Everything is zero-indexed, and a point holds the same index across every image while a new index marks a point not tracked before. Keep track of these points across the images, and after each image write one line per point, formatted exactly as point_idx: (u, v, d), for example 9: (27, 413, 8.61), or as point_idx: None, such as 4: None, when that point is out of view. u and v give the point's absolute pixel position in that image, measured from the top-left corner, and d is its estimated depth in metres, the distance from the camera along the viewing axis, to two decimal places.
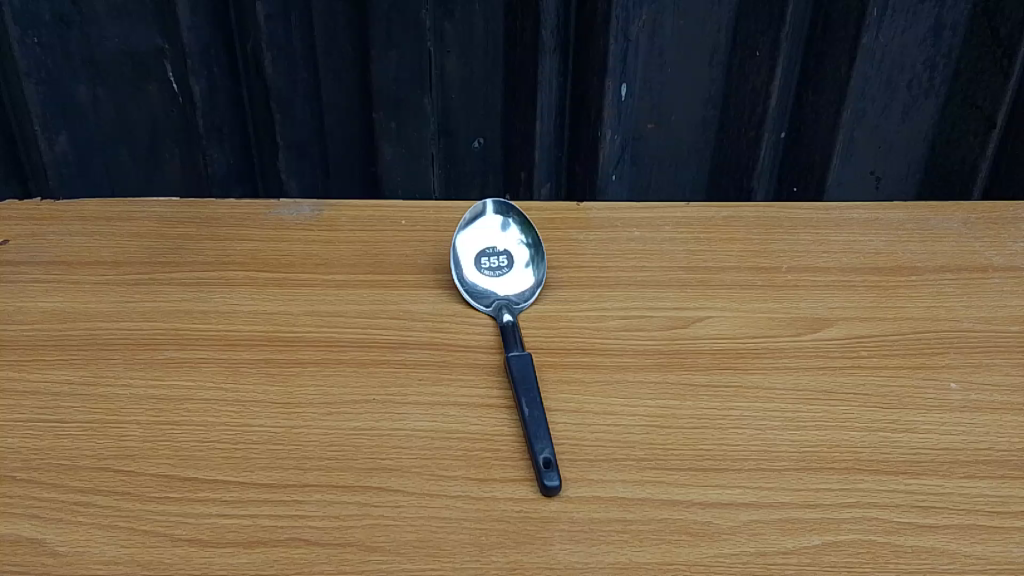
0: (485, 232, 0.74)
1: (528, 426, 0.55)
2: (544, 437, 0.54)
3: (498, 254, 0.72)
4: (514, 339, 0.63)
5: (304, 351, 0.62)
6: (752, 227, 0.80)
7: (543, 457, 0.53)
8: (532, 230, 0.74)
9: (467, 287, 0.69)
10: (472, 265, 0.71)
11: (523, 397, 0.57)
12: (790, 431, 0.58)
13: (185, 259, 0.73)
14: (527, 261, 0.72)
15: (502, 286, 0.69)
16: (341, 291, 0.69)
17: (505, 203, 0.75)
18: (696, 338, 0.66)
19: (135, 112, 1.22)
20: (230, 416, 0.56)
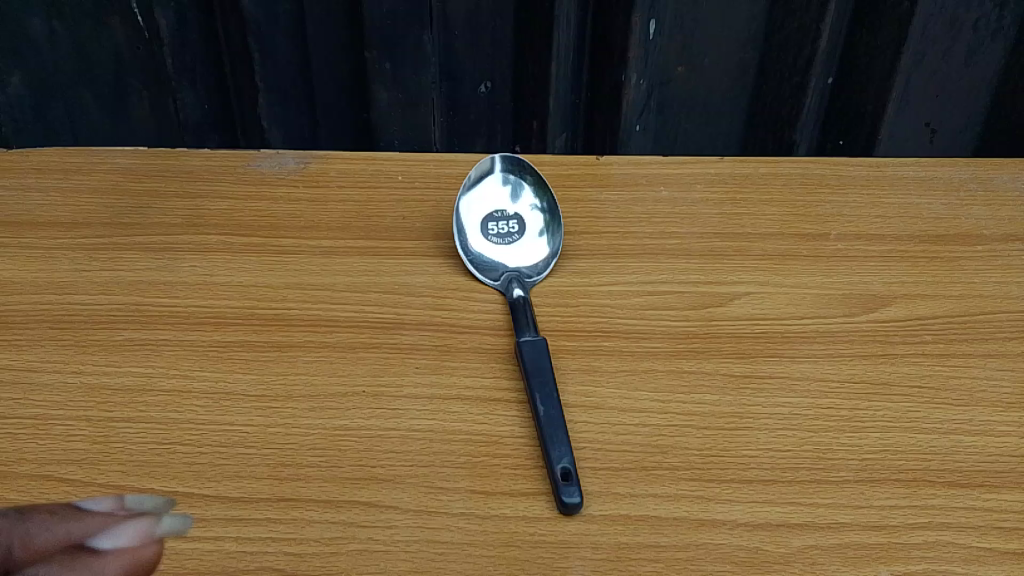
0: (492, 193, 0.65)
1: (543, 429, 0.47)
2: (562, 442, 0.46)
3: (507, 219, 0.63)
4: (526, 319, 0.55)
5: (283, 332, 0.54)
6: (795, 186, 0.71)
7: (561, 467, 0.45)
8: (547, 190, 0.65)
9: (471, 256, 0.60)
10: (478, 231, 0.62)
11: (537, 391, 0.49)
12: (846, 434, 0.50)
13: (150, 220, 0.64)
14: (541, 227, 0.63)
15: (513, 257, 0.61)
16: (328, 259, 0.60)
17: (516, 158, 0.65)
18: (735, 319, 0.57)
19: (97, 48, 1.11)
20: (195, 412, 0.48)
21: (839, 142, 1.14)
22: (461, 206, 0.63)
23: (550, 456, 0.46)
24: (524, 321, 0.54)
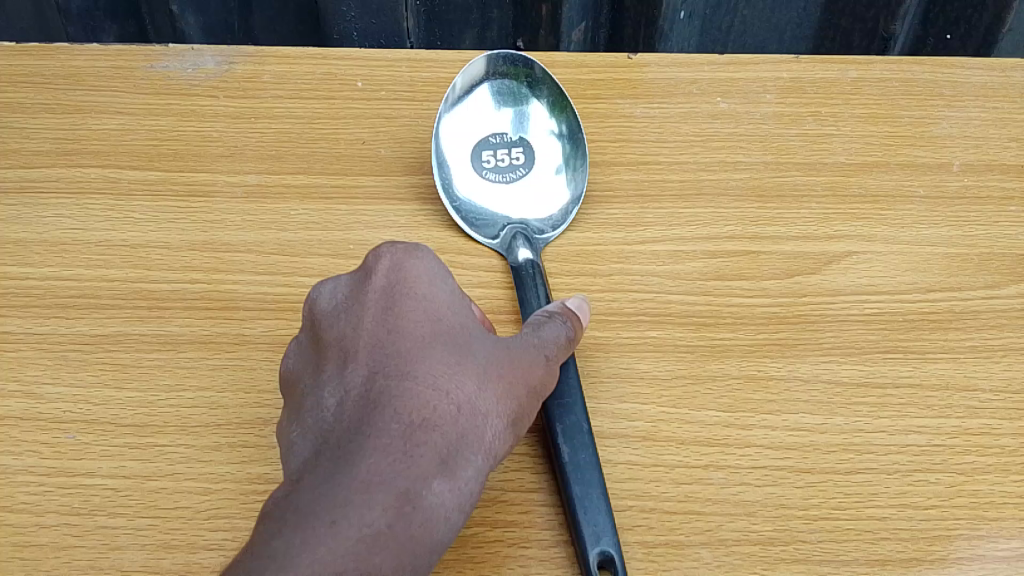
0: (490, 109, 0.46)
1: (567, 485, 0.31)
2: (598, 510, 0.30)
3: (511, 146, 0.45)
4: (538, 298, 0.38)
5: (183, 320, 0.37)
6: (895, 97, 0.52)
7: (599, 552, 0.29)
8: (567, 105, 0.46)
9: (458, 202, 0.43)
10: (471, 164, 0.44)
11: (559, 421, 0.32)
12: (1014, 478, 0.34)
13: (6, 147, 0.46)
14: (561, 159, 0.45)
15: (519, 204, 0.44)
16: (254, 205, 0.42)
17: (522, 58, 0.46)
18: (834, 294, 0.40)
19: None
20: (38, 454, 0.32)
21: (947, 36, 0.65)
22: (444, 128, 0.45)
23: (586, 531, 0.30)
24: (536, 302, 0.37)
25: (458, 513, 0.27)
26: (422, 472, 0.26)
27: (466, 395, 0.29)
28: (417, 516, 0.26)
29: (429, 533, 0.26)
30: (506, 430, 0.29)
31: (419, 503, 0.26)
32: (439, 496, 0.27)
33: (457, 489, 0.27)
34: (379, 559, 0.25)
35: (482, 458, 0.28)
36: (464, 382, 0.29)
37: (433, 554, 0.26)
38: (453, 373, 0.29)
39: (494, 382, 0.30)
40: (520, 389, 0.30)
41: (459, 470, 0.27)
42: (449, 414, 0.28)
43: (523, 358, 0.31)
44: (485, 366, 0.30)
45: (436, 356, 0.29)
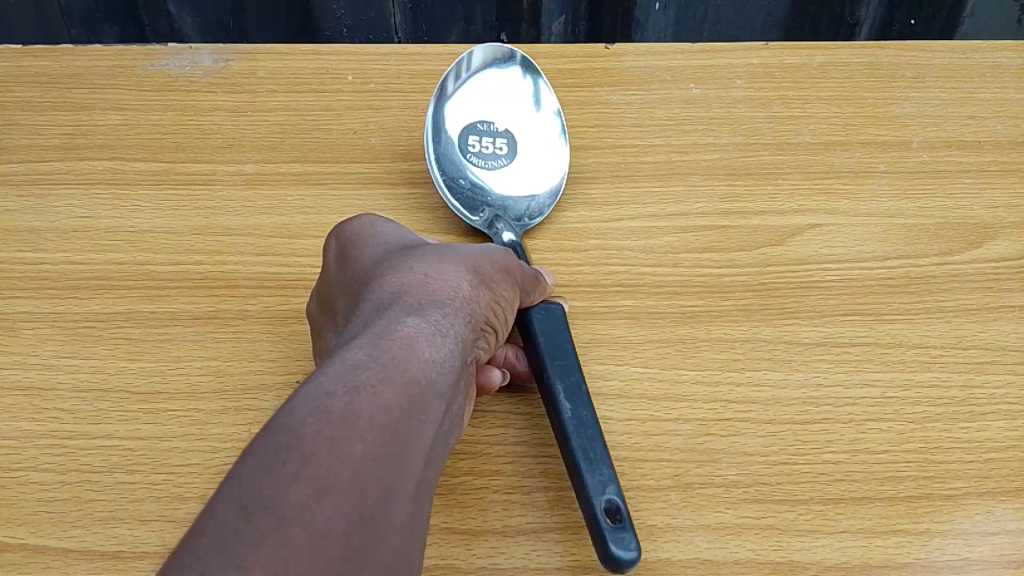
0: (481, 98, 0.48)
1: (569, 441, 0.32)
2: (600, 463, 0.31)
3: (499, 130, 0.47)
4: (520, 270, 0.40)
5: (191, 298, 0.39)
6: (860, 80, 0.55)
7: (606, 501, 0.30)
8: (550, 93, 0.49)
9: (447, 180, 0.45)
10: (460, 143, 0.46)
11: (558, 381, 0.33)
12: (961, 425, 0.36)
13: (15, 143, 0.48)
14: (548, 142, 0.48)
15: (508, 184, 0.45)
16: (253, 192, 0.45)
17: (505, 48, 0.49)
18: (797, 262, 0.43)
19: None
20: (58, 421, 0.34)
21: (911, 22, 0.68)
22: (440, 111, 0.47)
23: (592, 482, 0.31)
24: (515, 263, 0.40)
25: (441, 344, 0.27)
26: (393, 316, 0.27)
27: (418, 267, 0.31)
28: (395, 340, 0.26)
29: (413, 351, 0.26)
30: (472, 291, 0.31)
31: (395, 331, 0.26)
32: (415, 328, 0.27)
33: (434, 323, 0.28)
34: (365, 371, 0.24)
35: (454, 308, 0.29)
36: (417, 264, 0.31)
37: (426, 378, 0.26)
38: (410, 262, 0.31)
39: (449, 258, 0.32)
40: (479, 263, 0.32)
41: (431, 312, 0.28)
42: (415, 283, 0.30)
43: (473, 249, 0.33)
44: (437, 251, 0.32)
45: (390, 262, 0.32)
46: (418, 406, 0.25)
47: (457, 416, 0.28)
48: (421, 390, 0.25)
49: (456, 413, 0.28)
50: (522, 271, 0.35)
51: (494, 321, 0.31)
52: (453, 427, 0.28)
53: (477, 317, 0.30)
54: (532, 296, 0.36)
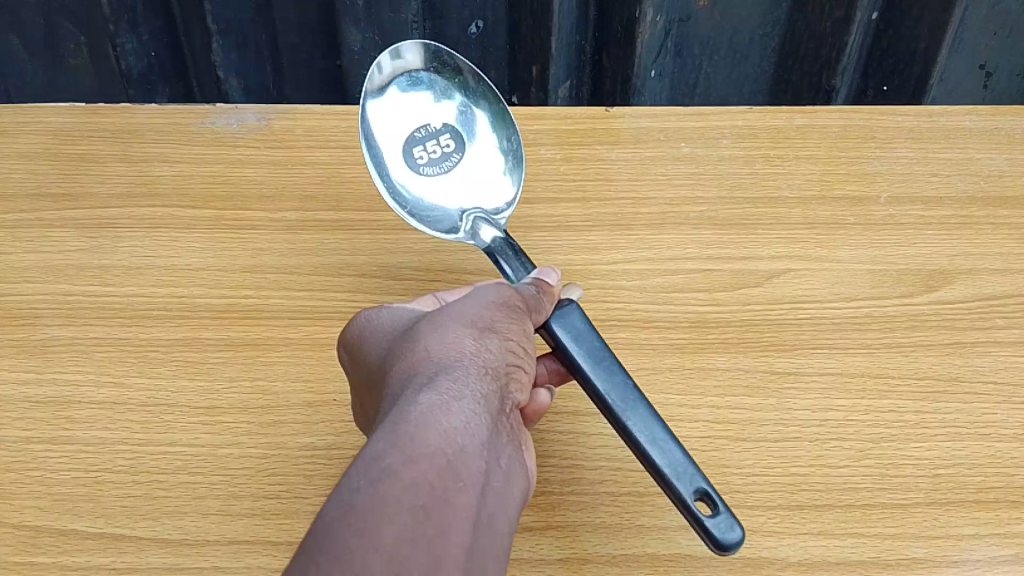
0: (405, 109, 0.52)
1: (639, 444, 0.35)
2: (673, 454, 0.34)
3: (435, 135, 0.52)
4: (511, 265, 0.44)
5: (242, 326, 0.45)
6: (835, 141, 0.61)
7: (696, 490, 0.33)
8: (467, 71, 0.53)
9: (415, 206, 0.50)
10: (409, 165, 0.51)
11: (609, 389, 0.36)
12: (914, 445, 0.41)
13: (85, 190, 0.55)
14: (482, 132, 0.53)
15: (466, 186, 0.51)
16: (294, 236, 0.51)
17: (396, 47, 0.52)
18: (772, 302, 0.48)
19: None
20: (129, 429, 0.40)
21: (884, 88, 0.74)
22: (377, 145, 0.50)
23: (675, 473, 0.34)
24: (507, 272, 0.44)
25: (459, 409, 0.29)
26: (406, 397, 0.29)
27: (423, 342, 0.32)
28: (410, 419, 0.27)
29: (430, 424, 0.27)
30: (479, 346, 0.32)
31: (409, 410, 0.28)
32: (431, 401, 0.28)
33: (445, 391, 0.29)
34: (387, 457, 0.26)
35: (466, 370, 0.31)
36: (423, 337, 0.33)
37: (451, 445, 0.27)
38: (416, 338, 0.33)
39: (448, 320, 0.33)
40: (479, 319, 0.33)
41: (441, 381, 0.30)
42: (423, 360, 0.31)
43: (467, 300, 0.35)
44: (439, 317, 0.34)
45: (401, 340, 0.34)
46: (449, 476, 0.26)
47: (501, 468, 0.29)
48: (444, 460, 0.27)
49: (497, 467, 0.29)
50: (517, 301, 0.36)
51: (511, 365, 0.33)
52: (499, 481, 0.29)
53: (492, 369, 0.32)
54: (543, 310, 0.38)
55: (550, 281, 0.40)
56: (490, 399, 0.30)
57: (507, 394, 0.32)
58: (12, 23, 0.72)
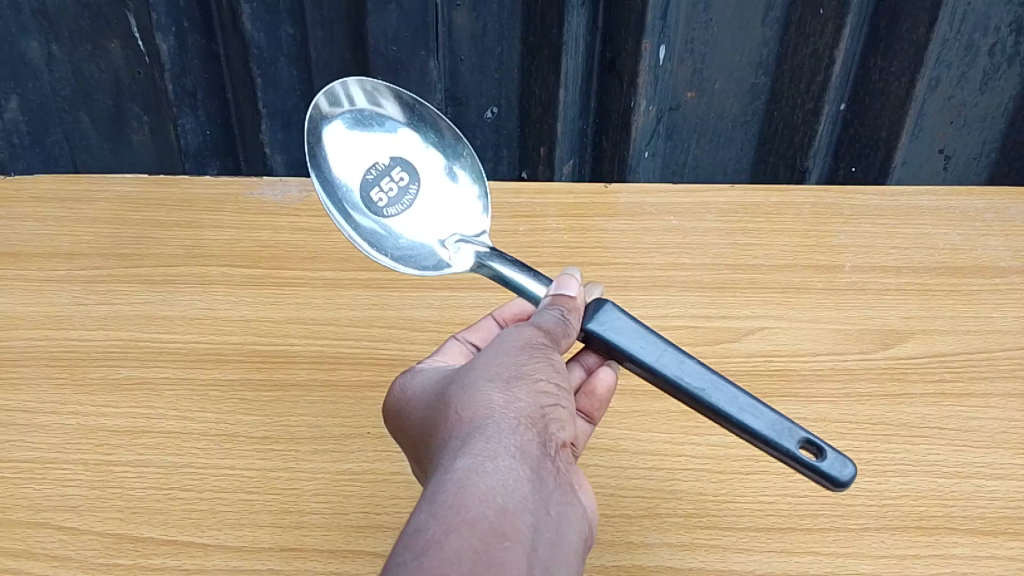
0: (352, 153, 0.58)
1: (737, 415, 0.40)
2: (764, 415, 0.40)
3: (387, 173, 0.58)
4: (512, 271, 0.50)
5: (288, 370, 0.52)
6: (807, 216, 0.70)
7: (800, 437, 0.39)
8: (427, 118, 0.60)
9: (393, 244, 0.55)
10: (375, 208, 0.56)
11: (687, 378, 0.42)
12: (867, 479, 0.48)
13: (149, 251, 0.63)
14: (425, 158, 0.60)
15: (430, 213, 0.58)
16: (332, 292, 0.59)
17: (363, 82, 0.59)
18: (747, 355, 0.56)
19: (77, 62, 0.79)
20: (194, 455, 0.47)
21: (853, 169, 0.84)
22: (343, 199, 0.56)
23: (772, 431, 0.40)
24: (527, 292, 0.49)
25: (495, 471, 0.31)
26: (445, 469, 0.31)
27: (458, 415, 0.35)
28: (449, 489, 0.30)
29: (467, 489, 0.30)
30: (505, 406, 0.35)
31: (448, 481, 0.30)
32: (466, 467, 0.31)
33: (479, 457, 0.31)
34: (429, 526, 0.28)
35: (498, 433, 0.33)
36: (456, 411, 0.35)
37: (491, 506, 0.29)
38: (452, 412, 0.36)
39: (473, 388, 0.36)
40: (503, 380, 0.36)
41: (475, 448, 0.32)
42: (458, 432, 0.34)
43: (491, 362, 0.38)
44: (469, 386, 0.37)
45: (439, 415, 0.37)
46: (493, 534, 0.28)
47: (547, 518, 0.31)
48: (485, 520, 0.29)
49: (544, 516, 0.31)
50: (536, 349, 0.39)
51: (541, 416, 0.35)
52: (548, 528, 0.31)
53: (522, 423, 0.34)
54: (568, 334, 0.43)
55: (569, 291, 0.45)
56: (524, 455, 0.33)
57: (543, 444, 0.34)
58: (84, 104, 0.82)
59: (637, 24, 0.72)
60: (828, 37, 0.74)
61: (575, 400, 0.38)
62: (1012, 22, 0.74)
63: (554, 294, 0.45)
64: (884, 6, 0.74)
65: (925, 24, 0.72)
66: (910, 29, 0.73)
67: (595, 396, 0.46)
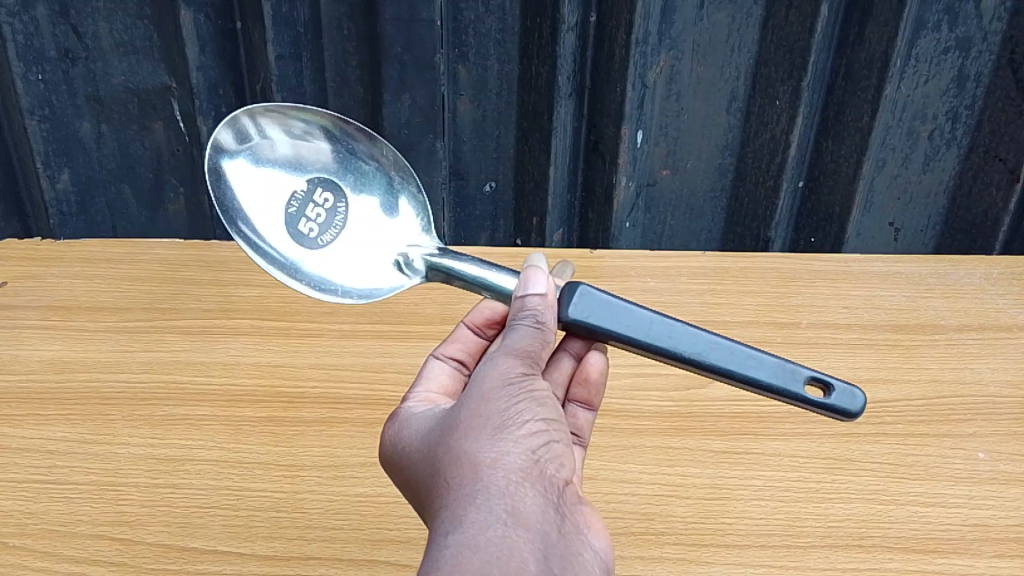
0: (268, 193, 0.61)
1: (741, 373, 0.47)
2: (761, 365, 0.47)
3: (310, 202, 0.61)
4: (467, 268, 0.55)
5: (309, 409, 0.60)
6: (770, 279, 0.78)
7: (802, 375, 0.47)
8: (358, 138, 0.64)
9: (337, 275, 0.59)
10: (313, 240, 0.60)
11: (683, 349, 0.48)
12: (814, 504, 0.55)
13: (185, 305, 0.71)
14: (339, 178, 0.63)
15: (364, 233, 0.61)
16: (347, 341, 0.67)
17: (289, 111, 0.63)
18: (714, 399, 0.63)
19: (124, 141, 0.89)
20: (229, 479, 0.54)
21: (812, 240, 0.95)
22: (281, 242, 0.59)
23: (779, 378, 0.47)
24: (492, 288, 0.53)
25: (488, 544, 0.35)
26: (442, 542, 0.35)
27: (452, 477, 0.39)
28: (447, 567, 0.34)
29: (464, 566, 0.33)
30: (492, 467, 0.38)
31: (445, 559, 0.34)
32: (461, 542, 0.35)
33: (473, 529, 0.35)
34: None
35: (489, 499, 0.37)
36: (452, 472, 0.39)
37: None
38: (448, 470, 0.39)
39: (462, 453, 0.39)
40: (489, 435, 0.40)
41: (469, 519, 0.36)
42: (455, 497, 0.38)
43: (478, 411, 0.41)
44: (461, 443, 0.40)
45: (438, 469, 0.40)
46: None
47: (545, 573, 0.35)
48: None
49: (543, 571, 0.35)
50: (514, 390, 0.42)
51: (528, 469, 0.39)
52: None
53: (511, 483, 0.38)
54: (541, 345, 0.46)
55: (539, 288, 0.48)
56: (514, 518, 0.36)
57: (536, 497, 0.38)
58: (126, 176, 0.91)
59: (619, 112, 0.83)
60: (783, 125, 0.85)
61: (561, 436, 0.41)
62: (948, 112, 0.85)
63: (525, 294, 0.48)
64: (832, 100, 0.86)
65: (868, 114, 0.84)
66: (856, 118, 0.85)
67: (592, 384, 0.54)
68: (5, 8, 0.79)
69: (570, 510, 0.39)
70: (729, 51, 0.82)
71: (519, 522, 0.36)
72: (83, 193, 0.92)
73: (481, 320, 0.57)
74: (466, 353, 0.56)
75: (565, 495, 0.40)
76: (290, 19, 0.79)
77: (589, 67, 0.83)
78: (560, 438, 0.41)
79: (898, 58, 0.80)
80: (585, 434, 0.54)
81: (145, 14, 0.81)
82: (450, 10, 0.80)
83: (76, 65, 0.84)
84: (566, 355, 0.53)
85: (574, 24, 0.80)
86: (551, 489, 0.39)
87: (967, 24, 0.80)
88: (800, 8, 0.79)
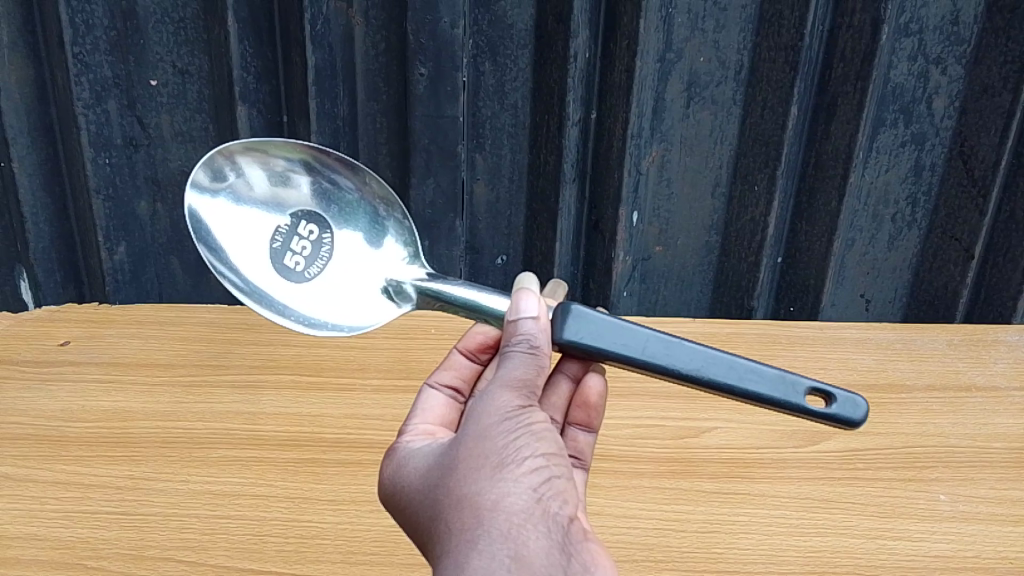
0: (252, 228, 0.67)
1: (743, 387, 0.53)
2: (760, 379, 0.53)
3: (296, 236, 0.68)
4: (460, 291, 0.61)
5: (347, 452, 0.68)
6: (754, 343, 0.87)
7: (800, 386, 0.53)
8: (340, 172, 0.71)
9: (320, 303, 0.65)
10: (298, 272, 0.66)
11: (683, 366, 0.53)
12: (794, 537, 0.63)
13: (231, 361, 0.79)
14: (321, 209, 0.70)
15: (351, 263, 0.68)
16: (378, 394, 0.75)
17: (270, 149, 0.69)
18: (705, 447, 0.72)
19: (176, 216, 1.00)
20: (280, 511, 0.62)
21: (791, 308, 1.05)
22: (267, 275, 0.66)
23: (779, 391, 0.53)
24: (483, 311, 0.59)
25: None
26: None
27: (457, 519, 0.44)
28: None
29: None
30: (492, 512, 0.43)
31: None
32: None
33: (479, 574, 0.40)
34: None
35: (492, 543, 0.42)
36: (456, 514, 0.44)
37: None
38: (452, 512, 0.44)
39: (467, 494, 0.44)
40: (490, 478, 0.45)
41: (475, 563, 0.41)
42: (460, 540, 0.43)
43: (479, 452, 0.46)
44: (463, 484, 0.45)
45: (443, 510, 0.45)
46: None
47: None
48: None
49: None
50: (510, 432, 0.47)
51: (528, 511, 0.44)
52: None
53: (512, 525, 0.43)
54: (536, 375, 0.51)
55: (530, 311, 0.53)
56: (517, 561, 0.41)
57: (536, 537, 0.43)
58: (175, 249, 1.02)
59: (616, 195, 0.94)
60: (762, 207, 0.96)
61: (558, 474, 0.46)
62: (908, 198, 0.97)
63: (519, 319, 0.53)
64: (804, 187, 0.97)
65: (837, 199, 0.95)
66: (826, 203, 0.96)
67: (591, 406, 0.62)
68: (82, 102, 0.91)
69: (573, 550, 0.44)
70: (712, 144, 0.94)
71: (520, 567, 0.41)
72: (134, 262, 1.02)
73: (473, 346, 0.66)
74: (459, 379, 0.64)
75: (566, 535, 0.44)
76: (332, 114, 0.91)
77: (591, 157, 0.94)
78: (557, 478, 0.46)
79: (861, 151, 0.92)
80: (585, 455, 0.62)
81: (204, 108, 0.94)
82: (470, 108, 0.92)
83: (139, 151, 0.96)
84: (562, 377, 0.62)
85: (577, 120, 0.92)
86: (552, 531, 0.44)
87: (920, 122, 0.92)
88: (773, 109, 0.91)
